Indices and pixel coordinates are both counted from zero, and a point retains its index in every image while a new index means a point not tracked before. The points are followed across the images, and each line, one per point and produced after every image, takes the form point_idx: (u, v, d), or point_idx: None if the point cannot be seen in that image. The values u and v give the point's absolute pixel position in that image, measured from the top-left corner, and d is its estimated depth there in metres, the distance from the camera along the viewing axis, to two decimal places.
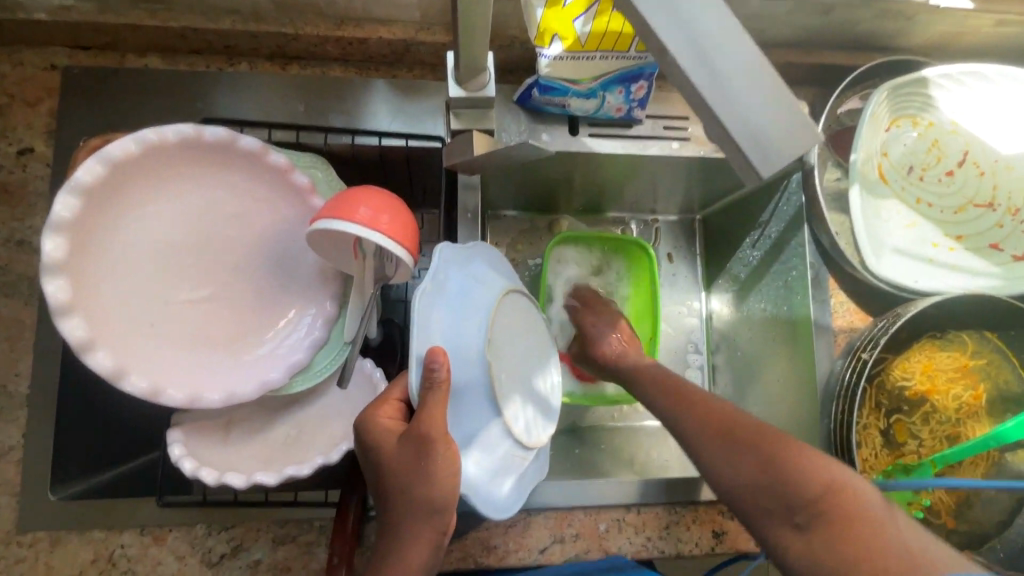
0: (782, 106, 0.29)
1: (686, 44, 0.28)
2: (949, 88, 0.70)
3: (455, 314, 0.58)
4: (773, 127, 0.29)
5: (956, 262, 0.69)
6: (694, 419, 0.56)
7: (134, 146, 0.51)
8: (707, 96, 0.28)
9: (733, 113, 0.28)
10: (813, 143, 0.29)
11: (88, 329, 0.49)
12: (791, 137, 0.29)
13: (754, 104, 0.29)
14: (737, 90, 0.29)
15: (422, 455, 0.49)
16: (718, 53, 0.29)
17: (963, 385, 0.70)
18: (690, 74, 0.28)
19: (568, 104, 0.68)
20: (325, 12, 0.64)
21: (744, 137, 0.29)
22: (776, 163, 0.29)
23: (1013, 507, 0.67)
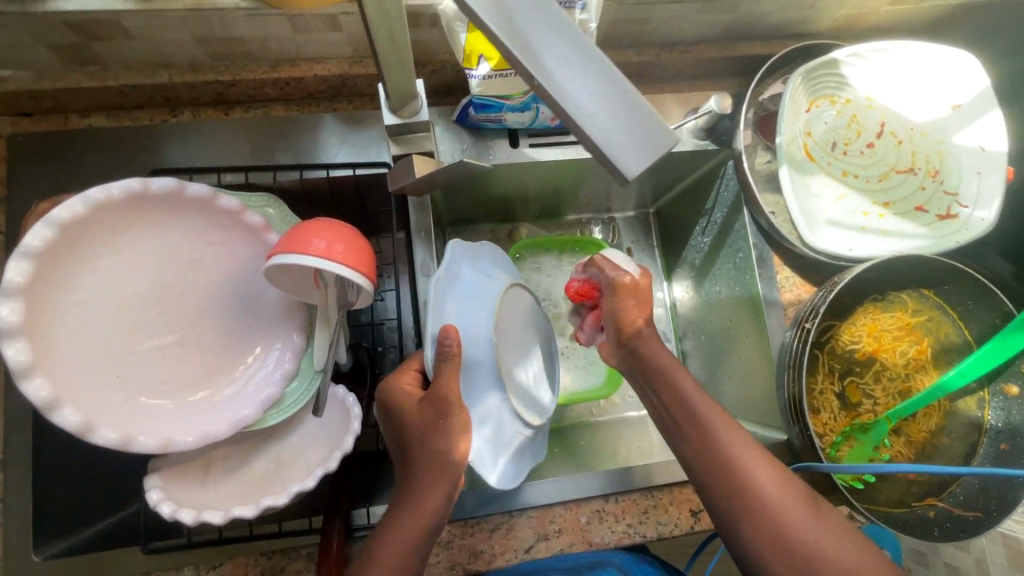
0: (643, 114, 0.32)
1: (544, 68, 0.32)
2: (860, 66, 0.74)
3: (468, 302, 0.63)
4: (630, 131, 0.32)
5: (887, 227, 0.73)
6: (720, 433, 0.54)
7: (82, 207, 0.53)
8: (567, 108, 0.32)
9: (597, 120, 0.32)
10: (670, 143, 0.32)
11: (52, 388, 0.50)
12: (648, 139, 0.32)
13: (610, 113, 0.32)
14: (595, 102, 0.32)
15: (438, 414, 0.52)
16: (585, 71, 0.32)
17: (907, 342, 0.74)
18: (550, 91, 0.32)
19: (505, 119, 0.71)
20: (259, 56, 0.66)
21: (606, 142, 0.31)
22: (638, 163, 0.31)
23: (967, 454, 0.72)
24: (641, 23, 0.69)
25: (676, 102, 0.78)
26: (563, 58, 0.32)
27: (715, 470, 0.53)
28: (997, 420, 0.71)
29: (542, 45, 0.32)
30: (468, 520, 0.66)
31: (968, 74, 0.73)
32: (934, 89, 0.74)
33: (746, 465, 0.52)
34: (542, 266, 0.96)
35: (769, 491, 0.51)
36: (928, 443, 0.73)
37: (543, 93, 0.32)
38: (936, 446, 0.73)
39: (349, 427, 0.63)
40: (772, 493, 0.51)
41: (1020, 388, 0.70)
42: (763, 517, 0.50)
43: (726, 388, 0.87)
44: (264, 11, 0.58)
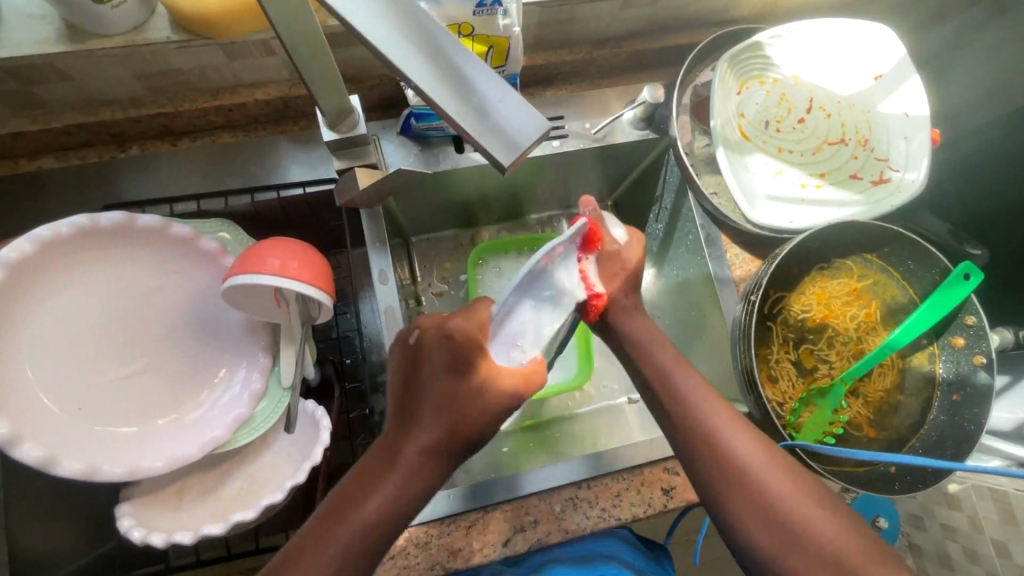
0: (518, 109, 0.34)
1: (424, 67, 0.34)
2: (782, 46, 0.78)
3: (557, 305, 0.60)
4: (507, 122, 0.34)
5: (824, 197, 0.76)
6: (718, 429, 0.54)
7: (29, 246, 0.55)
8: (447, 104, 0.33)
9: (473, 113, 0.33)
10: (545, 131, 0.34)
11: (11, 425, 0.51)
12: (523, 129, 0.34)
13: (486, 106, 0.34)
14: (474, 97, 0.34)
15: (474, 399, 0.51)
16: (465, 72, 0.34)
17: (857, 306, 0.77)
18: (425, 89, 0.33)
19: (447, 126, 0.73)
20: (199, 86, 0.68)
21: (484, 135, 0.33)
22: (514, 151, 0.33)
23: (923, 408, 0.74)
24: (567, 23, 0.72)
25: (613, 96, 0.81)
26: (442, 57, 0.34)
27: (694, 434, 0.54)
28: (948, 372, 0.73)
29: (420, 45, 0.34)
30: (445, 519, 0.68)
31: (884, 45, 0.76)
32: (855, 61, 0.78)
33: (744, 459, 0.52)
34: (505, 266, 0.95)
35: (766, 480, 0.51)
36: (885, 402, 0.75)
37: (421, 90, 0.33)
38: (894, 404, 0.75)
39: (319, 439, 0.64)
40: (768, 484, 0.51)
41: (966, 340, 0.72)
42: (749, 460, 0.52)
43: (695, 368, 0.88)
44: (196, 43, 0.60)
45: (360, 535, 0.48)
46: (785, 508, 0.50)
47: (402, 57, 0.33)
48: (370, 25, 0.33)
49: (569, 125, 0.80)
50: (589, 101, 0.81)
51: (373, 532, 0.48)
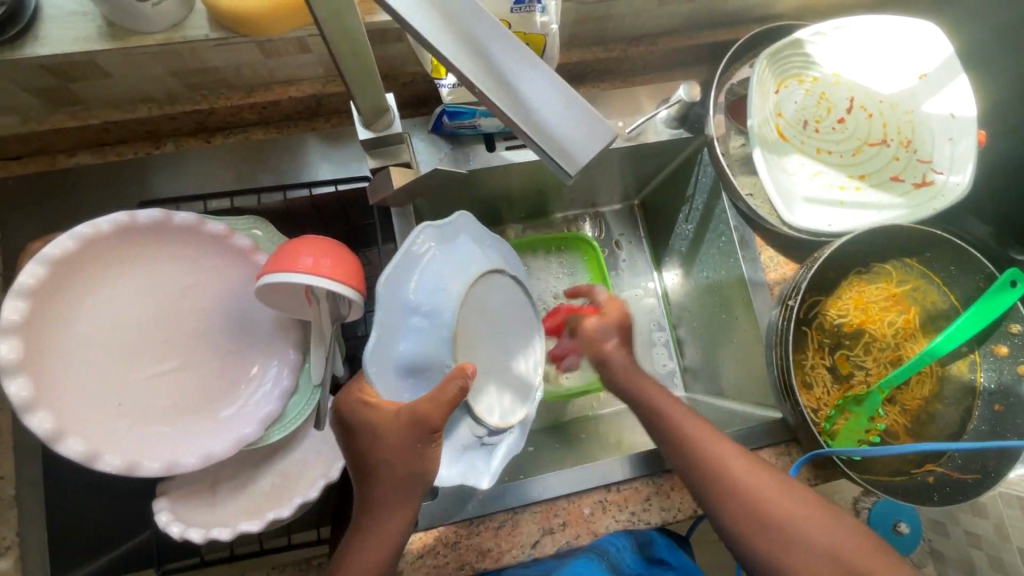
0: (584, 115, 0.33)
1: (482, 77, 0.33)
2: (823, 44, 0.75)
3: (445, 270, 0.60)
4: (569, 130, 0.33)
5: (863, 199, 0.74)
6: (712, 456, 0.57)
7: (71, 243, 0.55)
8: (507, 115, 0.33)
9: (536, 121, 0.33)
10: (608, 135, 0.33)
11: (55, 420, 0.52)
12: (588, 135, 0.33)
13: (548, 112, 0.33)
14: (535, 105, 0.33)
15: (418, 439, 0.52)
16: (526, 79, 0.33)
17: (894, 312, 0.75)
18: (488, 97, 0.33)
19: (479, 124, 0.72)
20: (234, 83, 0.68)
21: (548, 142, 0.33)
22: (578, 160, 0.33)
23: (962, 418, 0.72)
24: (604, 20, 0.71)
25: (645, 94, 0.80)
26: (499, 65, 0.33)
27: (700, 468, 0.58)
28: (990, 382, 0.71)
29: (475, 54, 0.33)
30: (473, 518, 0.68)
31: (931, 43, 0.74)
32: (899, 59, 0.76)
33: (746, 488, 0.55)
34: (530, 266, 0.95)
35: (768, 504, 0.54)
36: (922, 410, 0.73)
37: (487, 100, 0.33)
38: (932, 413, 0.73)
39: None
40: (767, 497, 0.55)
41: (1010, 348, 0.70)
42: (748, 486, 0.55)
43: (724, 371, 0.87)
44: (234, 40, 0.60)
45: (369, 547, 0.52)
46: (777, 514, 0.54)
47: (462, 68, 0.33)
48: (423, 37, 0.32)
49: None
50: (622, 99, 0.80)
51: (376, 550, 0.52)
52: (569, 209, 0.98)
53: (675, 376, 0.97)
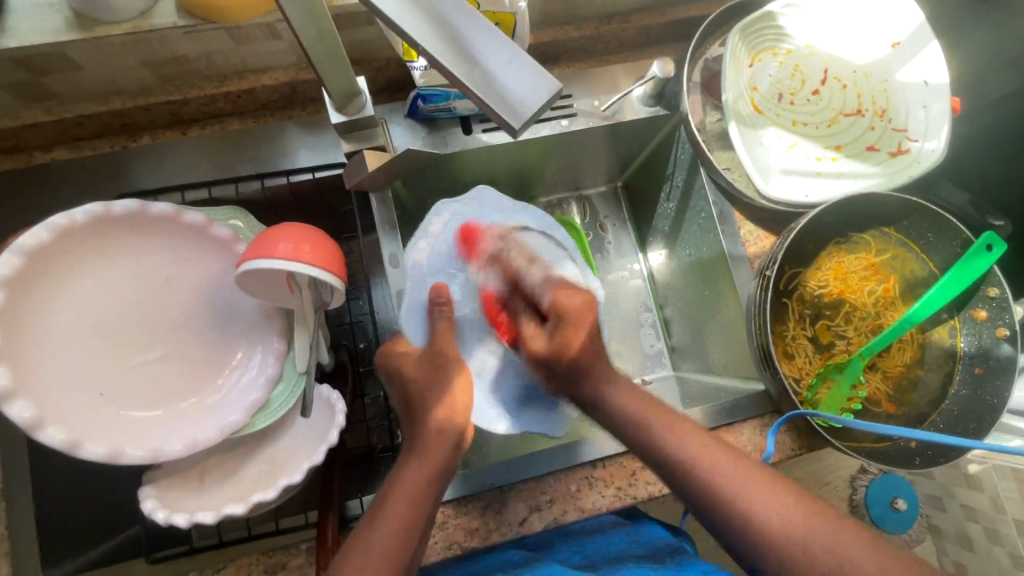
0: (530, 72, 0.33)
1: (428, 34, 0.33)
2: (795, 16, 0.76)
3: (465, 233, 0.77)
4: (515, 86, 0.33)
5: (839, 169, 0.74)
6: (696, 458, 0.53)
7: (46, 234, 0.55)
8: (455, 72, 0.33)
9: (481, 78, 0.33)
10: (554, 92, 0.33)
11: (35, 410, 0.52)
12: (536, 90, 0.33)
13: (495, 70, 0.33)
14: (479, 60, 0.33)
15: (436, 368, 0.62)
16: (473, 39, 0.34)
17: (874, 281, 0.75)
18: (434, 55, 0.33)
19: (454, 107, 0.73)
20: (207, 73, 0.68)
21: (493, 99, 0.33)
22: (522, 116, 0.33)
23: (944, 384, 0.73)
24: None
25: (622, 72, 0.80)
26: (451, 19, 0.34)
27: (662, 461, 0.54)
28: (970, 346, 0.72)
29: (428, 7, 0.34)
30: (459, 498, 0.68)
31: (902, 12, 0.74)
32: (871, 29, 0.76)
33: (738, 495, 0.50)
34: None
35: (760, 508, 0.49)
36: (905, 377, 0.74)
37: (432, 59, 0.33)
38: (914, 379, 0.74)
39: (335, 422, 0.64)
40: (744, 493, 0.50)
41: (988, 312, 0.70)
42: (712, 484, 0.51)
43: (710, 348, 0.87)
44: (203, 27, 0.59)
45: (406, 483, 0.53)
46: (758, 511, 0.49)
47: (408, 28, 0.33)
48: None
49: (577, 104, 0.79)
50: (598, 79, 0.80)
51: (425, 476, 0.54)
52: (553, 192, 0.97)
53: (663, 356, 0.97)
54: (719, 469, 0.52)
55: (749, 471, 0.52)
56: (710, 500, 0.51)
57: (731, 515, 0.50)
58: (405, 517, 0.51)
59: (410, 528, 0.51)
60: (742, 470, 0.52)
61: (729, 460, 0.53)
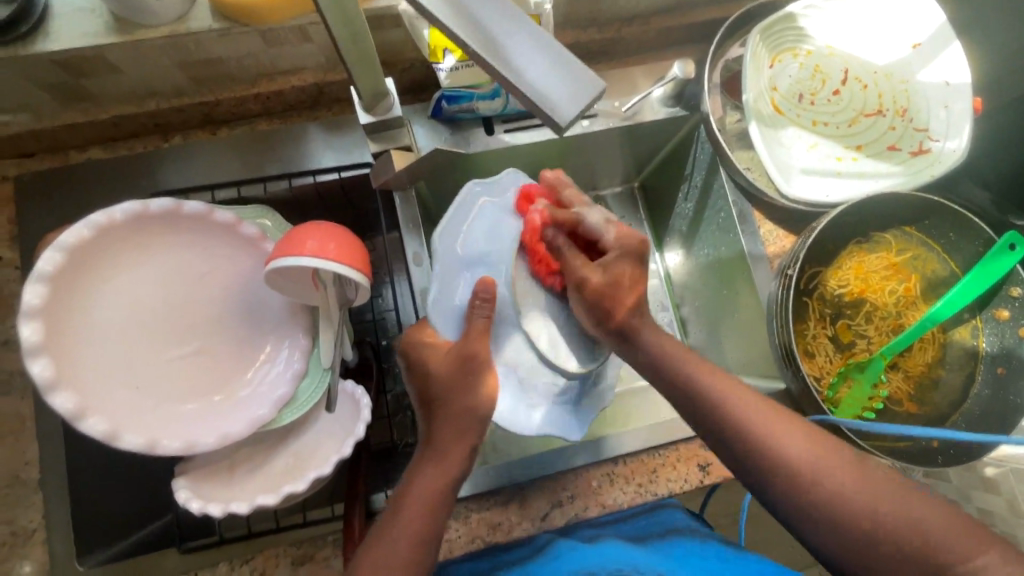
0: (574, 72, 0.34)
1: (474, 36, 0.34)
2: (817, 17, 0.77)
3: (493, 222, 0.74)
4: (563, 87, 0.34)
5: (860, 168, 0.75)
6: (769, 437, 0.52)
7: (87, 230, 0.56)
8: (501, 73, 0.34)
9: (526, 78, 0.34)
10: (599, 91, 0.35)
11: (77, 401, 0.54)
12: (580, 90, 0.34)
13: (539, 71, 0.34)
14: (526, 64, 0.34)
15: (465, 373, 0.56)
16: (517, 40, 0.35)
17: (896, 281, 0.75)
18: (481, 56, 0.34)
19: (478, 107, 0.74)
20: (239, 75, 0.70)
21: (538, 98, 0.34)
22: (574, 116, 0.34)
23: (966, 384, 0.72)
24: (597, 0, 0.73)
25: (642, 73, 0.81)
26: (495, 21, 0.35)
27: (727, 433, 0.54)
28: (992, 346, 0.72)
29: (474, 9, 0.35)
30: (482, 494, 0.69)
31: (922, 13, 0.74)
32: (892, 29, 0.76)
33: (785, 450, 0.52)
34: None
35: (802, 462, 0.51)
36: (927, 376, 0.74)
37: (480, 60, 0.34)
38: (936, 379, 0.74)
39: (360, 417, 0.65)
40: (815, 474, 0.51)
41: (1011, 312, 0.70)
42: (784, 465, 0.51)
43: (727, 347, 0.87)
44: (237, 30, 0.61)
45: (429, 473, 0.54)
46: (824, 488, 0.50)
47: (455, 31, 0.34)
48: None
49: (597, 104, 0.80)
50: (619, 80, 0.81)
51: (439, 485, 0.53)
52: None
53: None
54: (790, 453, 0.52)
55: (808, 441, 0.52)
56: (761, 470, 0.52)
57: (779, 477, 0.51)
58: (418, 522, 0.52)
59: (426, 535, 0.51)
60: (804, 446, 0.52)
61: (781, 428, 0.53)
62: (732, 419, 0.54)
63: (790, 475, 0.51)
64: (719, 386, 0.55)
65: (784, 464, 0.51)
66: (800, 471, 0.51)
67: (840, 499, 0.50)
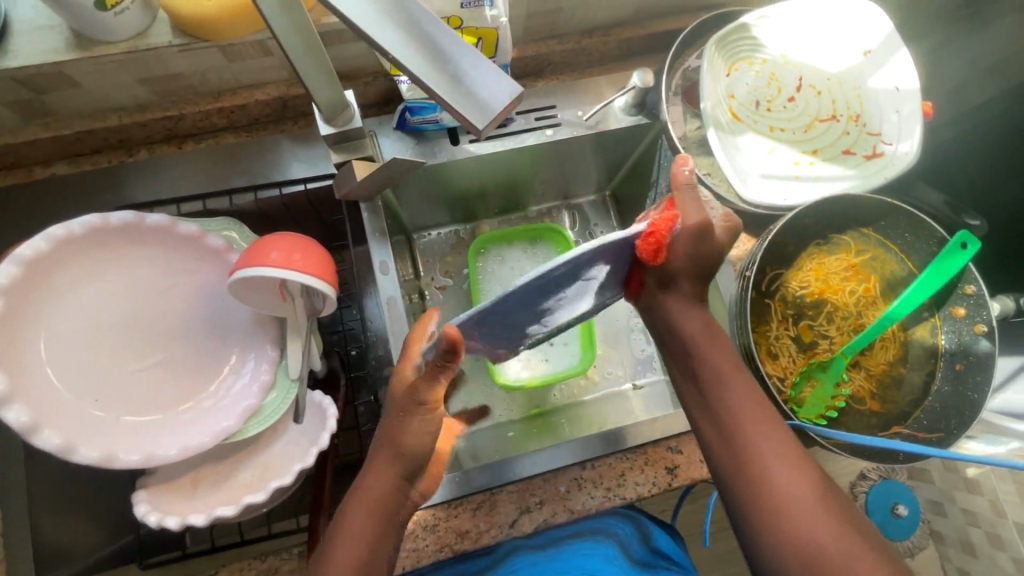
0: (494, 79, 0.36)
1: (397, 41, 0.36)
2: (769, 27, 0.79)
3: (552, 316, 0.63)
4: (485, 90, 0.36)
5: (816, 173, 0.77)
6: (755, 450, 0.54)
7: (45, 243, 0.57)
8: (423, 76, 0.36)
9: (446, 83, 0.36)
10: (518, 96, 0.37)
11: (31, 415, 0.54)
12: (498, 96, 0.36)
13: (460, 77, 0.36)
14: (447, 70, 0.36)
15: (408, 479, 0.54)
16: (440, 48, 0.36)
17: (855, 282, 0.77)
18: (404, 61, 0.36)
19: (441, 118, 0.75)
20: (202, 89, 0.71)
21: (458, 102, 0.36)
22: (494, 118, 0.36)
23: (925, 383, 0.74)
24: (556, 13, 0.75)
25: (604, 83, 0.83)
26: (419, 29, 0.37)
27: (715, 434, 0.56)
28: (950, 344, 0.73)
29: (398, 17, 0.36)
30: (451, 502, 0.69)
31: (871, 21, 0.77)
32: (843, 38, 0.79)
33: (785, 490, 0.51)
34: (507, 257, 0.95)
35: (799, 502, 0.50)
36: (888, 375, 0.75)
37: (403, 65, 0.36)
38: (897, 378, 0.75)
39: (327, 425, 0.65)
40: (792, 498, 0.51)
41: (967, 309, 0.72)
42: (761, 481, 0.52)
43: None
44: (197, 45, 0.62)
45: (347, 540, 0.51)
46: (796, 510, 0.50)
47: (379, 36, 0.36)
48: None
49: (560, 114, 0.82)
50: (581, 89, 0.83)
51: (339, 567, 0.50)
52: (543, 200, 0.98)
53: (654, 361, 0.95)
54: (773, 467, 0.52)
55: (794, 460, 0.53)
56: (738, 475, 0.54)
57: (749, 485, 0.53)
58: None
59: None
60: (791, 466, 0.52)
61: (775, 446, 0.54)
62: (718, 430, 0.56)
63: (766, 503, 0.51)
64: (725, 404, 0.57)
65: (756, 479, 0.53)
66: (777, 490, 0.51)
67: (803, 523, 0.49)
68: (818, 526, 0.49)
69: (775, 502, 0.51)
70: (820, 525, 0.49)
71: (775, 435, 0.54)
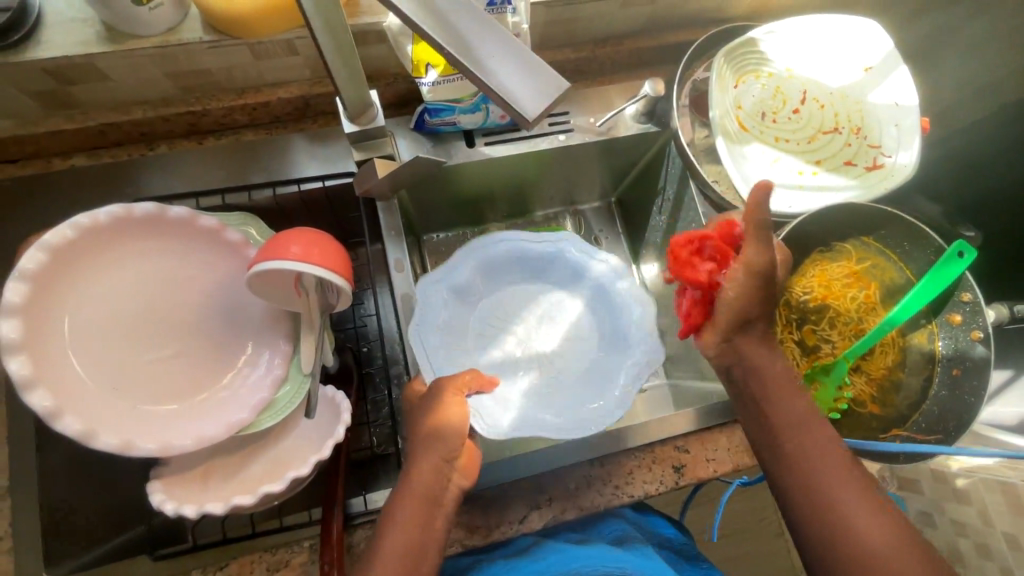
0: (541, 74, 0.38)
1: (448, 36, 0.37)
2: (775, 42, 0.82)
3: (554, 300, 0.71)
4: (531, 86, 0.37)
5: (819, 182, 0.79)
6: (810, 455, 0.55)
7: (71, 231, 0.58)
8: (473, 71, 0.37)
9: (495, 76, 0.37)
10: (562, 90, 0.38)
11: (53, 400, 0.54)
12: (545, 90, 0.37)
13: (507, 71, 0.37)
14: (496, 65, 0.37)
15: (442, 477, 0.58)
16: (488, 43, 0.38)
17: (856, 288, 0.79)
18: (455, 55, 0.37)
19: (459, 121, 0.77)
20: (226, 86, 0.72)
21: (506, 95, 0.37)
22: (541, 111, 0.37)
23: (924, 387, 0.76)
24: (572, 22, 0.78)
25: (615, 92, 0.86)
26: (468, 25, 0.38)
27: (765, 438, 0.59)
28: (947, 349, 0.75)
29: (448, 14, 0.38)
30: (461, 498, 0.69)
31: (872, 39, 0.81)
32: (844, 55, 0.82)
33: (847, 503, 0.52)
34: None
35: (850, 508, 0.52)
36: (888, 379, 0.77)
37: (454, 60, 0.37)
38: (896, 382, 0.77)
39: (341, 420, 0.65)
40: (846, 504, 0.52)
41: (963, 316, 0.74)
42: (812, 485, 0.54)
43: None
44: (227, 42, 0.64)
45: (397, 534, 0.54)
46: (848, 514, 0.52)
47: (431, 32, 0.37)
48: None
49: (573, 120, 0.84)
50: (594, 97, 0.85)
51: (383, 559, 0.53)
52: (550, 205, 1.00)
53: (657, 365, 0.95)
54: (826, 474, 0.54)
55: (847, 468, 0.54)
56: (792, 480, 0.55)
57: (801, 488, 0.54)
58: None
59: None
60: (845, 473, 0.54)
61: (829, 453, 0.55)
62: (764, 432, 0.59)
63: (818, 507, 0.53)
64: (773, 408, 0.59)
65: (805, 482, 0.54)
66: (830, 495, 0.53)
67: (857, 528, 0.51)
68: (872, 533, 0.50)
69: (826, 506, 0.53)
70: (874, 531, 0.50)
71: (825, 439, 0.56)
